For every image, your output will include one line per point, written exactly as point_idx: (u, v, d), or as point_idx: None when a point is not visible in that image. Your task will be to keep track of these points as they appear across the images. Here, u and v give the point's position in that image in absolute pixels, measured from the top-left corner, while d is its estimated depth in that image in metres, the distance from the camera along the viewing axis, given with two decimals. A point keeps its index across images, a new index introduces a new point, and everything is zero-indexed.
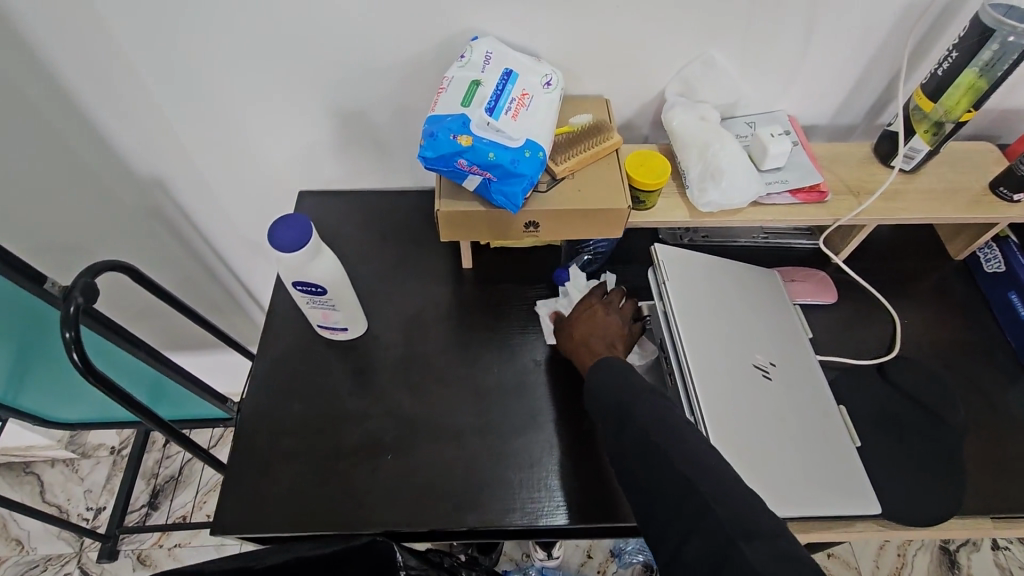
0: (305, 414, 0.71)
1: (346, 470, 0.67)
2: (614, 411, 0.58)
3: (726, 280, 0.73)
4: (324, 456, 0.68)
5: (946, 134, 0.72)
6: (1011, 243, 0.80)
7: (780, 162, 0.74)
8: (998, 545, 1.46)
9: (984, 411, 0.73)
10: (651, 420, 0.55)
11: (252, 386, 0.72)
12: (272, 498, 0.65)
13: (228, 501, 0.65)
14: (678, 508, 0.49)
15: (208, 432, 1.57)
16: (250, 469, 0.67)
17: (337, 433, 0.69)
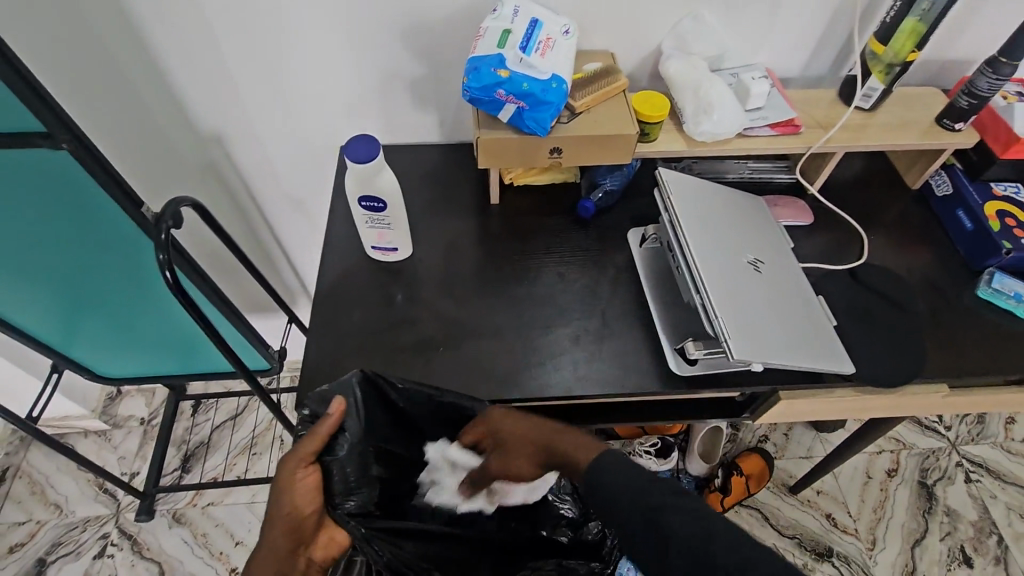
0: (364, 320, 0.81)
1: (403, 361, 0.78)
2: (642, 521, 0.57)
3: (720, 199, 0.85)
4: (383, 352, 0.79)
5: (896, 74, 0.87)
6: (957, 169, 0.94)
7: (760, 102, 0.88)
8: (970, 478, 1.61)
9: (939, 305, 0.86)
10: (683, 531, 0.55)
11: (316, 300, 0.83)
12: None
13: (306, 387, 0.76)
14: None
15: (235, 399, 1.66)
16: (321, 363, 0.78)
17: (392, 334, 0.80)
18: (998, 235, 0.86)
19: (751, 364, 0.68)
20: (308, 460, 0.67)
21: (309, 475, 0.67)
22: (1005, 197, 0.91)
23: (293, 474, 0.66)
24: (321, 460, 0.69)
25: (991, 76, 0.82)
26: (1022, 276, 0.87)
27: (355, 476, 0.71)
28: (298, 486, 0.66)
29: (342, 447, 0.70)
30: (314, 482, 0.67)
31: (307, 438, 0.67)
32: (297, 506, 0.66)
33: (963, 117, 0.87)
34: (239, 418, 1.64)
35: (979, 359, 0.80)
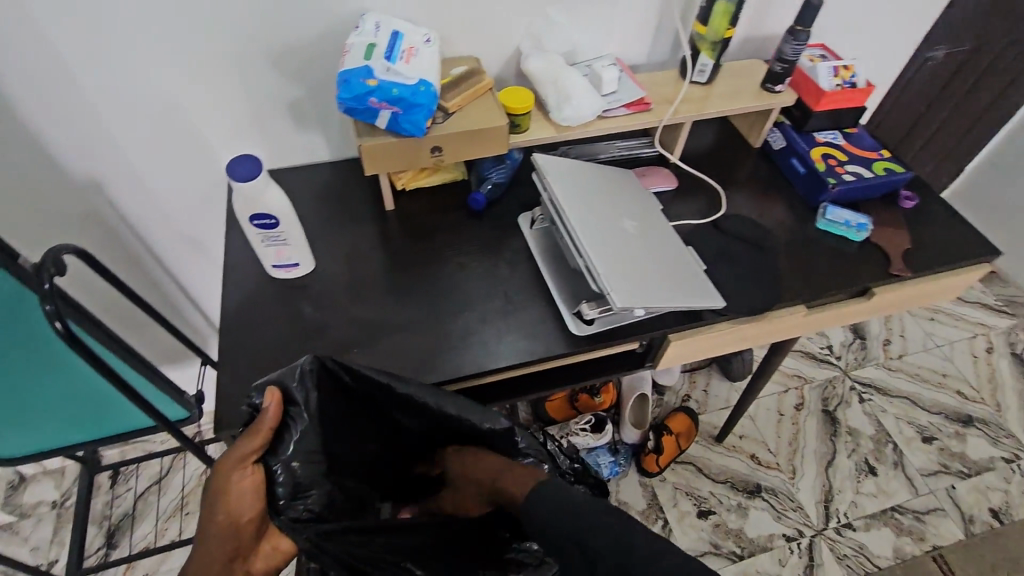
0: (275, 335, 0.83)
1: None
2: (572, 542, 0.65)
3: (593, 175, 0.94)
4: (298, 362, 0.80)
5: (721, 50, 1.00)
6: (786, 125, 1.10)
7: (613, 86, 0.99)
8: (863, 398, 1.83)
9: (790, 238, 0.98)
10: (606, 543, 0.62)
11: (222, 325, 0.83)
12: None
13: (223, 409, 0.75)
14: None
15: (158, 461, 1.57)
16: (236, 382, 0.78)
17: (305, 344, 0.82)
18: (824, 173, 1.01)
19: (635, 309, 0.75)
20: (249, 460, 0.66)
21: (251, 476, 0.66)
22: (826, 142, 1.07)
23: (230, 476, 0.64)
24: (264, 461, 0.68)
25: (793, 42, 0.98)
26: (850, 205, 1.02)
27: (305, 479, 0.70)
28: (237, 489, 0.64)
29: (289, 444, 0.69)
30: (252, 485, 0.65)
31: (248, 439, 0.66)
32: (234, 510, 0.64)
33: (779, 80, 1.03)
34: (165, 481, 1.55)
35: (827, 276, 0.93)
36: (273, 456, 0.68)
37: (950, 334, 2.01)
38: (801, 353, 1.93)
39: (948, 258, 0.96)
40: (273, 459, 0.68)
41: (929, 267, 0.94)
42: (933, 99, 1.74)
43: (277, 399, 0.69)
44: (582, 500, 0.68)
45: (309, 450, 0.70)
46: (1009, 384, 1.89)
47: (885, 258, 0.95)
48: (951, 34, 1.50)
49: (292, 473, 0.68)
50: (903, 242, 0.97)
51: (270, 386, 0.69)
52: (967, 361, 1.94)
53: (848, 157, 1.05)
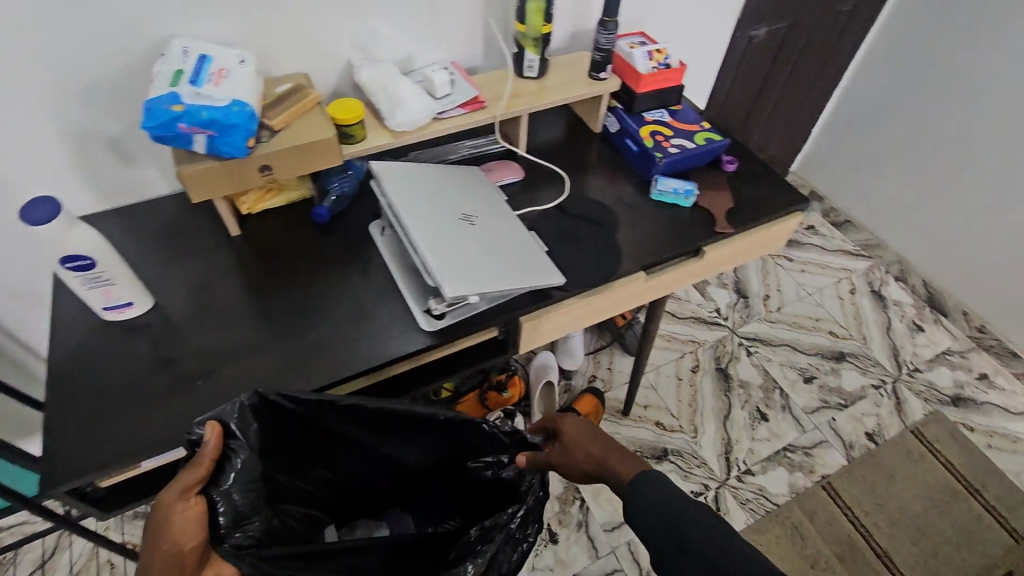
0: (113, 380, 0.79)
1: (162, 404, 0.77)
2: (665, 529, 0.75)
3: (435, 174, 0.96)
4: (139, 403, 0.77)
5: (543, 46, 1.06)
6: (619, 109, 1.17)
7: (446, 88, 1.02)
8: (750, 351, 1.98)
9: (630, 212, 1.06)
10: (702, 538, 0.72)
11: (53, 378, 0.79)
12: (99, 449, 0.73)
13: (54, 466, 0.71)
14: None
15: (39, 541, 1.44)
16: (69, 435, 0.74)
17: (147, 383, 0.79)
18: (651, 149, 1.10)
19: (469, 295, 0.79)
20: (189, 493, 0.67)
21: (192, 507, 0.67)
22: (654, 121, 1.16)
23: (171, 508, 0.65)
24: (205, 493, 0.68)
25: (605, 32, 1.05)
26: (680, 175, 1.12)
27: (246, 507, 0.70)
28: (178, 520, 0.65)
29: (229, 474, 0.69)
30: (195, 516, 0.66)
31: (187, 470, 0.67)
32: (177, 541, 0.64)
33: (601, 68, 1.10)
34: (49, 561, 1.42)
35: (662, 243, 1.01)
36: (216, 487, 0.69)
37: (818, 282, 2.21)
38: (692, 319, 2.06)
39: (765, 211, 1.07)
40: (215, 489, 0.68)
41: (749, 222, 1.05)
42: (765, 73, 1.92)
43: (218, 431, 0.70)
44: (681, 498, 0.77)
45: (250, 479, 0.71)
46: (871, 319, 2.10)
47: (711, 219, 1.05)
48: (765, 13, 1.66)
49: (233, 501, 0.69)
50: (725, 202, 1.07)
51: (210, 420, 0.70)
52: (835, 304, 2.14)
53: (673, 132, 1.14)
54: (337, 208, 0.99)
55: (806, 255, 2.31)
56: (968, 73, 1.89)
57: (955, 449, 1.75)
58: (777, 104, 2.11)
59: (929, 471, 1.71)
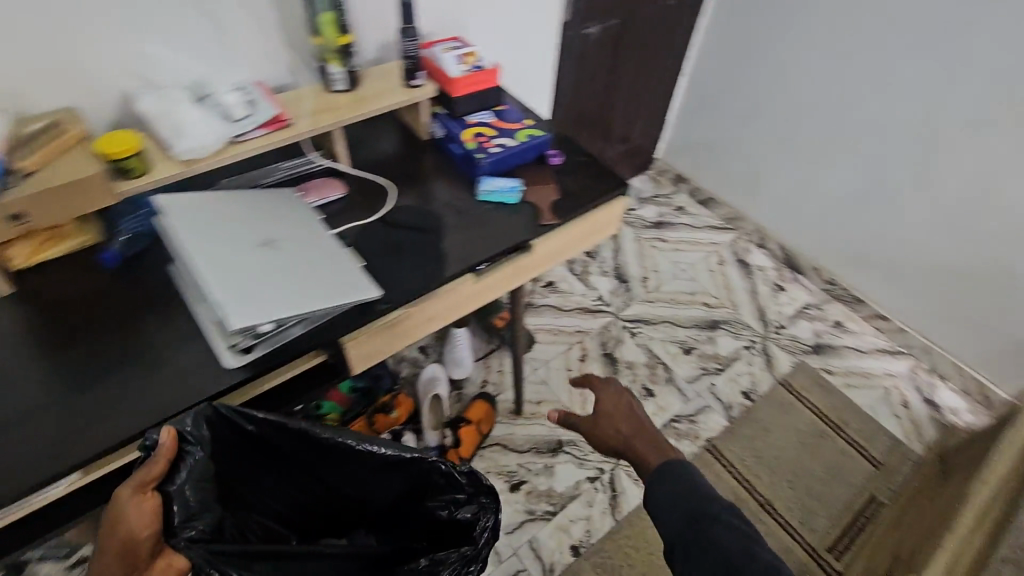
0: None
1: None
2: (697, 540, 0.85)
3: (235, 202, 0.93)
4: None
5: (347, 58, 1.05)
6: (443, 115, 1.19)
7: (243, 110, 0.98)
8: (633, 332, 2.05)
9: (457, 215, 1.07)
10: (740, 555, 0.81)
11: None
12: None
13: None
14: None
15: None
16: None
17: None
18: (473, 152, 1.11)
19: (260, 323, 0.76)
20: (144, 489, 0.70)
21: (148, 501, 0.69)
22: (478, 123, 1.17)
23: (128, 499, 0.68)
24: (159, 490, 0.72)
25: (408, 41, 1.06)
26: (506, 173, 1.14)
27: (195, 505, 0.75)
28: (134, 510, 0.67)
29: (183, 473, 0.74)
30: (151, 508, 0.69)
31: (145, 466, 0.70)
32: (130, 532, 0.66)
33: (412, 75, 1.11)
34: None
35: (488, 242, 1.03)
36: (166, 484, 0.73)
37: (691, 258, 2.34)
38: (577, 309, 2.11)
39: (587, 199, 1.11)
40: (169, 486, 0.72)
41: (573, 211, 1.09)
42: (608, 67, 2.01)
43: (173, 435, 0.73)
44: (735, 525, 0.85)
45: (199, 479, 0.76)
46: (739, 286, 2.25)
47: (538, 213, 1.08)
48: (593, 10, 1.74)
49: (186, 499, 0.73)
50: (551, 194, 1.11)
51: (165, 426, 0.74)
52: (706, 276, 2.28)
53: (496, 132, 1.16)
54: (129, 250, 0.94)
55: (677, 234, 2.45)
56: (784, 54, 2.04)
57: (819, 395, 1.91)
58: (627, 94, 2.21)
59: (798, 418, 1.85)
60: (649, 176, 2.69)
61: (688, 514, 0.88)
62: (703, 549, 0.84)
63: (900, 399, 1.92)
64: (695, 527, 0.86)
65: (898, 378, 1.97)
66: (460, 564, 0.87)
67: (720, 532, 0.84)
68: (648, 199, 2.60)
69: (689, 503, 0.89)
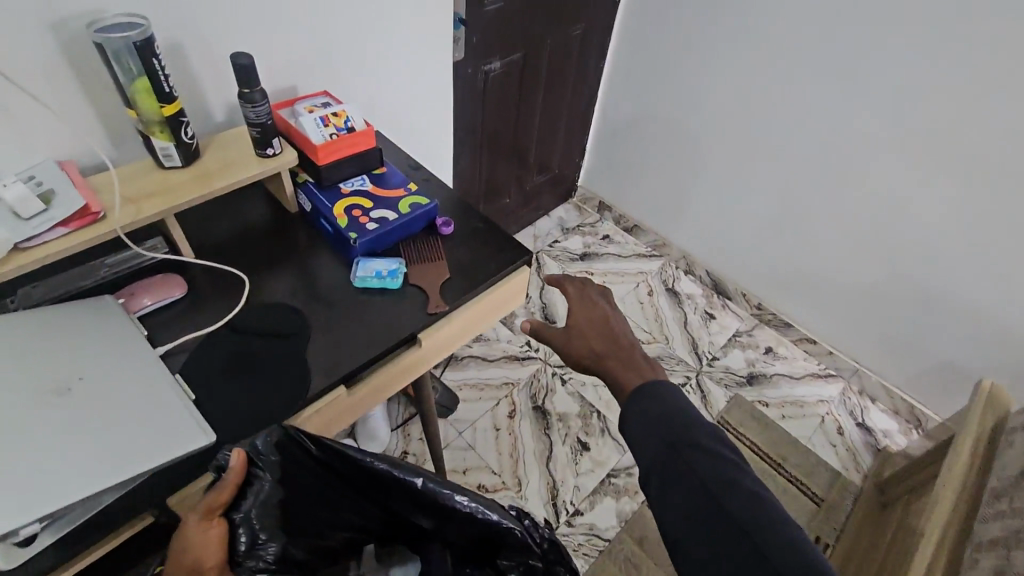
0: None
1: None
2: (663, 461, 0.71)
3: (20, 329, 0.73)
4: None
5: (176, 129, 0.87)
6: (309, 184, 1.02)
7: (36, 205, 0.79)
8: (564, 379, 1.94)
9: (328, 309, 0.90)
10: (717, 481, 0.68)
11: None
12: None
13: None
14: (734, 509, 0.66)
15: None
16: None
17: None
18: (345, 229, 0.95)
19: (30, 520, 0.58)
20: (210, 515, 0.73)
21: (214, 528, 0.73)
22: (352, 191, 1.02)
23: (194, 530, 0.71)
24: (226, 515, 0.75)
25: (251, 106, 0.88)
26: (388, 250, 0.99)
27: (263, 528, 0.77)
28: (201, 539, 0.71)
29: (249, 499, 0.75)
30: (217, 535, 0.73)
31: (212, 496, 0.71)
32: (196, 561, 0.70)
33: (266, 142, 0.94)
34: None
35: (365, 341, 0.87)
36: (234, 510, 0.75)
37: (620, 291, 2.26)
38: (504, 358, 1.98)
39: (482, 277, 0.98)
40: (234, 513, 0.75)
41: (466, 292, 0.94)
42: (516, 102, 1.91)
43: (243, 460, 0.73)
44: (715, 442, 0.71)
45: (269, 504, 0.77)
46: (669, 317, 2.18)
47: (427, 298, 0.93)
48: (492, 46, 1.62)
49: (252, 527, 0.75)
50: (441, 274, 0.96)
51: (234, 450, 0.72)
52: (637, 309, 2.20)
53: (374, 202, 1.01)
54: None
55: (605, 265, 2.37)
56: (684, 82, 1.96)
57: (756, 430, 1.85)
58: (540, 127, 2.12)
59: None
60: (573, 205, 2.61)
61: (666, 441, 0.71)
62: (678, 478, 0.69)
63: (834, 426, 1.89)
64: (676, 458, 0.70)
65: (831, 403, 1.96)
66: None
67: (703, 460, 0.69)
68: (574, 230, 2.51)
69: (665, 428, 0.73)
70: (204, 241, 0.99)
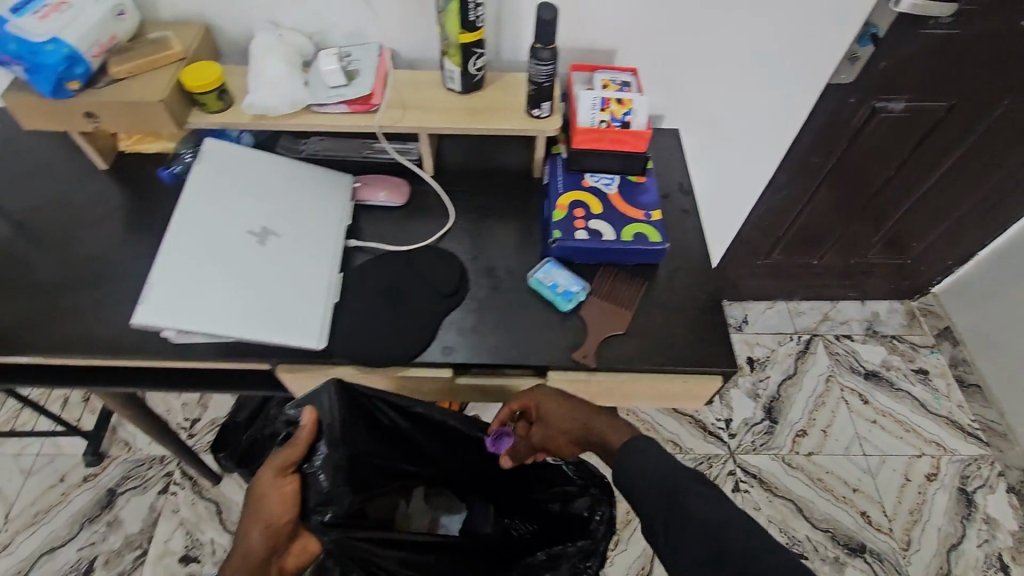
0: None
1: None
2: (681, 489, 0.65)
3: (278, 172, 0.87)
4: None
5: (468, 57, 0.87)
6: (560, 158, 0.93)
7: (338, 78, 0.88)
8: (739, 488, 1.59)
9: (491, 290, 0.85)
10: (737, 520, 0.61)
11: None
12: None
13: None
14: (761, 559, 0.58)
15: None
16: None
17: None
18: (553, 224, 0.86)
19: (177, 328, 0.69)
20: (286, 472, 0.77)
21: (288, 483, 0.76)
22: (591, 187, 0.90)
23: (270, 480, 0.76)
24: (301, 470, 0.78)
25: (536, 62, 0.81)
26: (585, 266, 0.86)
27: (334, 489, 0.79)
28: (275, 493, 0.75)
29: (320, 455, 0.78)
30: (291, 491, 0.76)
31: (285, 451, 0.77)
32: (271, 515, 0.74)
33: (537, 103, 0.87)
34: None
35: (497, 345, 0.80)
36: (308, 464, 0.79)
37: (888, 445, 1.69)
38: (689, 418, 1.70)
39: (656, 354, 0.80)
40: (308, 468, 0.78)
41: (626, 362, 0.79)
42: (901, 160, 1.42)
43: (312, 414, 0.79)
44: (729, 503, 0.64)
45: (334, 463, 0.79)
46: (936, 523, 1.57)
47: (582, 340, 0.80)
48: (904, 82, 1.19)
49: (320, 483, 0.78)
50: (614, 326, 0.81)
51: (306, 406, 0.79)
52: (893, 481, 1.63)
53: (603, 210, 0.87)
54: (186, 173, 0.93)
55: (891, 403, 1.77)
56: None
57: None
58: (920, 202, 1.56)
59: None
60: (905, 308, 1.96)
61: (667, 491, 0.67)
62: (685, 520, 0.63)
63: None
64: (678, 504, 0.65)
65: None
66: (575, 559, 0.87)
67: (699, 505, 0.64)
68: (882, 338, 1.90)
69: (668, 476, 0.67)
70: (451, 163, 1.01)
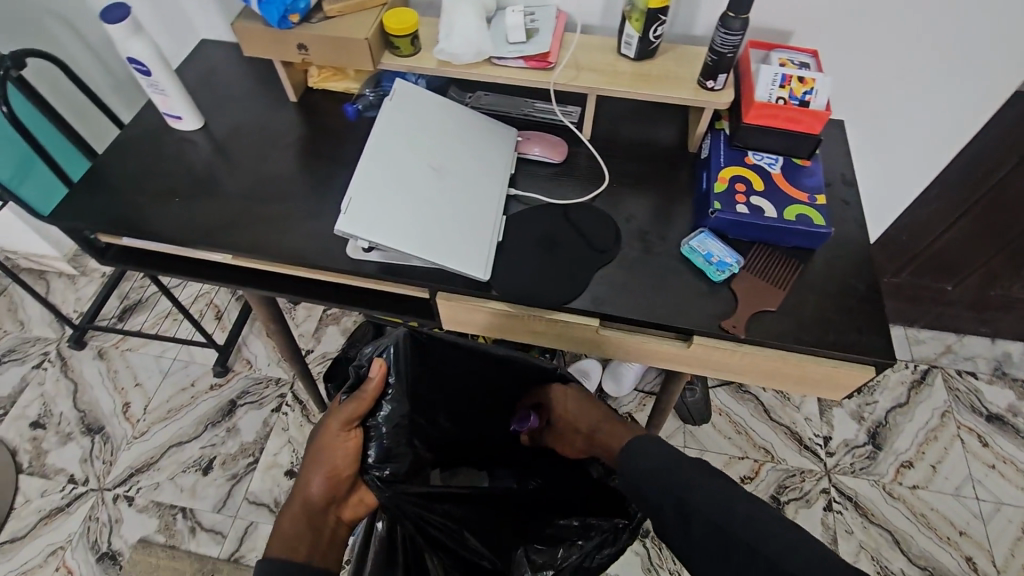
0: (165, 172, 1.00)
1: (173, 203, 0.97)
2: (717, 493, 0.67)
3: (455, 115, 0.93)
4: (167, 196, 0.97)
5: (650, 23, 0.88)
6: (722, 134, 0.93)
7: (519, 34, 0.93)
8: (831, 507, 1.53)
9: (642, 253, 0.87)
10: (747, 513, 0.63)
11: (141, 155, 1.02)
12: (127, 212, 0.95)
13: (100, 206, 0.96)
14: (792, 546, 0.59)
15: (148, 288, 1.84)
16: (121, 193, 0.98)
17: (174, 184, 0.99)
18: (712, 196, 0.86)
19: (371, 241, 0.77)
20: (350, 426, 0.81)
21: (352, 438, 0.81)
22: (754, 165, 0.89)
23: (337, 434, 0.80)
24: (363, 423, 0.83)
25: (723, 32, 0.82)
26: (739, 241, 0.86)
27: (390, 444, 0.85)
28: (342, 448, 0.80)
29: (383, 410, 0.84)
30: (353, 448, 0.81)
31: (354, 405, 0.81)
32: (337, 465, 0.80)
33: (713, 75, 0.88)
34: (144, 302, 1.82)
35: (646, 303, 0.82)
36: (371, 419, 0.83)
37: (1005, 494, 1.56)
38: (783, 429, 1.64)
39: (805, 336, 0.79)
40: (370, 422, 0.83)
41: (773, 337, 0.79)
42: None
43: (381, 368, 0.83)
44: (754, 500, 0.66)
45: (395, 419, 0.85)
46: None
47: (732, 311, 0.81)
48: None
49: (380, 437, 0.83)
50: (767, 302, 0.81)
51: (376, 359, 0.82)
52: (1007, 531, 1.51)
53: (765, 188, 0.87)
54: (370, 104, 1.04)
55: (1016, 451, 1.63)
56: None
57: None
58: None
59: None
60: None
61: (676, 496, 0.69)
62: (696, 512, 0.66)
63: None
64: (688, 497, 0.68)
65: None
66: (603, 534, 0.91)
67: (704, 499, 0.67)
68: (1011, 381, 1.75)
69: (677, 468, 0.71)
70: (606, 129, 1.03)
